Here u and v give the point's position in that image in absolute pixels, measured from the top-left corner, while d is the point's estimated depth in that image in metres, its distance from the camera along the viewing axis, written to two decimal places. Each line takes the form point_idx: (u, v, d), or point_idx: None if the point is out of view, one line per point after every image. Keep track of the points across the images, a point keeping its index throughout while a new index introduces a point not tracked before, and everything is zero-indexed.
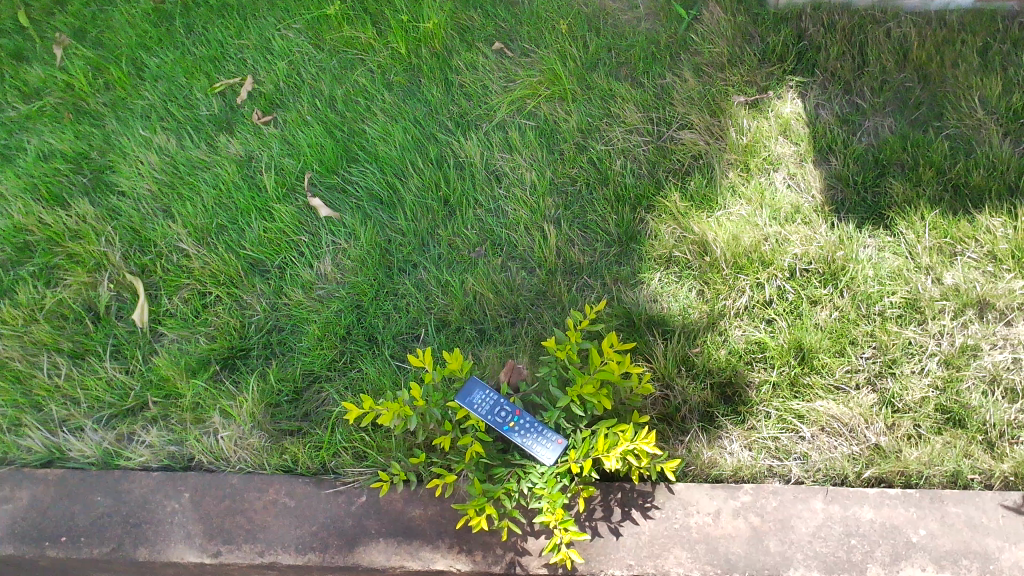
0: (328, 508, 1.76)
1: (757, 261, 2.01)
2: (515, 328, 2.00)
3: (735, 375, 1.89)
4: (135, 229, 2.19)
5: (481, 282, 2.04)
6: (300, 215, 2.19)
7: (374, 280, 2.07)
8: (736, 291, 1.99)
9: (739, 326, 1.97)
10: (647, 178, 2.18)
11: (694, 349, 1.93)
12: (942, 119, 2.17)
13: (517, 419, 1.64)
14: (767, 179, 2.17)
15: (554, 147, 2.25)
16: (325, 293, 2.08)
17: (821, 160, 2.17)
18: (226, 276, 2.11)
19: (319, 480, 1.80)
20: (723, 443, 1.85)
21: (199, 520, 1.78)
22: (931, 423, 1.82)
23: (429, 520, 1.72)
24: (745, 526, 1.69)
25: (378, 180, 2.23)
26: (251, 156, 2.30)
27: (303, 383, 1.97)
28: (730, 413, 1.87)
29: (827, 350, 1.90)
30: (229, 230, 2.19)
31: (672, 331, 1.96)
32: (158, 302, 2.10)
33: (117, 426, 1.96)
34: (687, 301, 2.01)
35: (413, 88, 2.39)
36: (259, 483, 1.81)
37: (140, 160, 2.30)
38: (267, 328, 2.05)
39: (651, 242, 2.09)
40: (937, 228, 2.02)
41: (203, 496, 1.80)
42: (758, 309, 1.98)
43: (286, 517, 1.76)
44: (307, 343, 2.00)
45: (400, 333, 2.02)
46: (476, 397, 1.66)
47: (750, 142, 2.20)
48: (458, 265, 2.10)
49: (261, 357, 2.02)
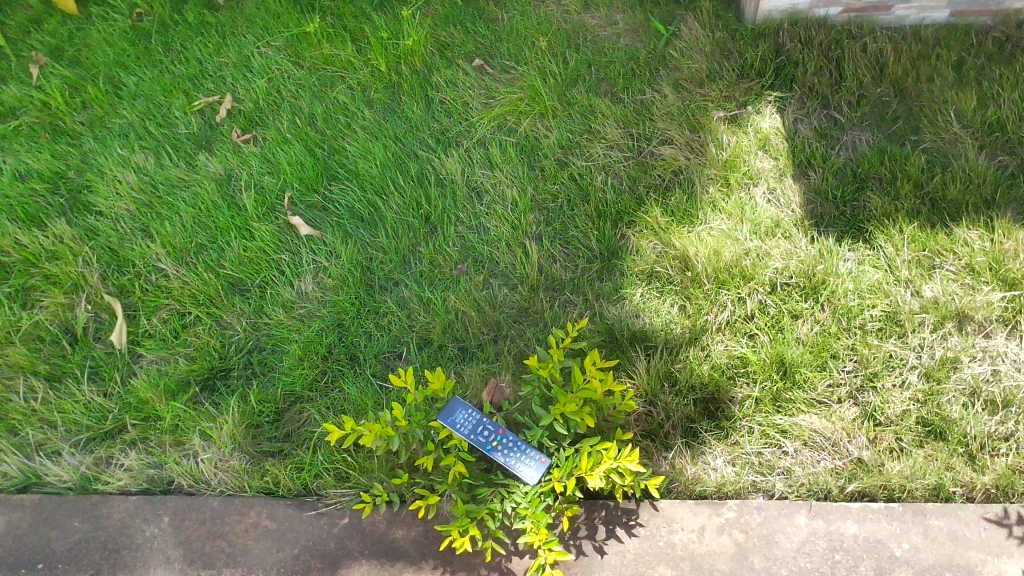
0: (311, 530, 1.74)
1: (738, 276, 2.02)
2: (498, 345, 2.00)
3: (718, 390, 1.90)
4: (113, 250, 2.18)
5: (464, 300, 2.04)
6: (280, 233, 2.18)
7: (355, 299, 2.07)
8: (718, 306, 2.00)
9: (722, 341, 1.97)
10: (628, 194, 2.19)
11: (676, 365, 1.93)
12: (918, 133, 2.19)
13: (500, 438, 1.62)
14: (747, 194, 2.19)
15: (534, 164, 2.26)
16: (306, 312, 2.07)
17: (800, 174, 2.19)
18: (206, 296, 2.09)
19: (301, 502, 1.79)
20: (707, 459, 1.84)
21: (179, 544, 1.75)
22: (913, 436, 1.82)
23: (413, 541, 1.70)
24: (729, 542, 1.69)
25: (359, 199, 2.22)
26: (231, 175, 2.29)
27: (284, 404, 1.95)
28: (713, 429, 1.87)
29: (809, 364, 1.91)
30: (208, 249, 2.17)
31: (655, 346, 1.96)
32: (137, 323, 2.08)
33: (95, 449, 1.93)
34: (669, 316, 2.01)
35: (394, 105, 2.38)
36: (240, 507, 1.79)
37: (119, 180, 2.28)
38: (247, 348, 2.03)
39: (633, 257, 2.09)
40: (916, 241, 2.04)
41: (183, 520, 1.78)
42: (740, 323, 1.99)
43: (267, 540, 1.74)
44: (288, 363, 1.98)
45: (382, 352, 2.01)
46: (459, 416, 1.65)
47: (729, 157, 2.22)
48: (440, 282, 2.09)
49: (242, 377, 2.00)
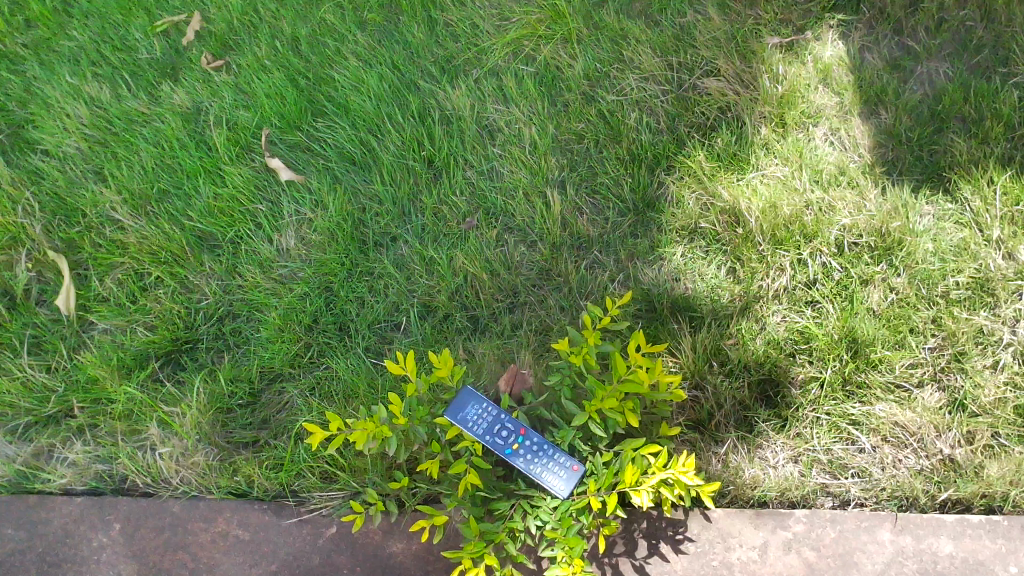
0: (291, 542, 1.44)
1: (799, 234, 1.74)
2: (515, 315, 1.71)
3: (777, 370, 1.61)
4: (60, 197, 1.85)
5: (474, 261, 1.73)
6: (257, 177, 1.84)
7: (345, 258, 1.75)
8: (775, 270, 1.73)
9: (778, 311, 1.70)
10: (667, 134, 1.89)
11: (728, 341, 1.65)
12: (1010, 64, 1.86)
13: (522, 440, 1.28)
14: (806, 136, 1.88)
15: (556, 97, 1.93)
16: (287, 273, 1.76)
17: (869, 113, 1.88)
18: (168, 253, 1.77)
19: (279, 507, 1.47)
20: (765, 455, 1.56)
21: (132, 558, 1.46)
22: (1011, 430, 1.54)
23: (414, 557, 1.41)
24: (798, 563, 1.38)
25: (349, 137, 1.88)
26: (199, 108, 1.94)
27: (261, 384, 1.64)
28: (772, 418, 1.59)
29: (886, 342, 1.62)
30: (172, 197, 1.84)
31: (701, 318, 1.69)
32: (88, 286, 1.76)
33: (37, 438, 1.61)
34: (715, 281, 1.73)
35: (391, 28, 2.01)
36: (206, 512, 1.48)
37: (67, 114, 1.94)
38: (218, 316, 1.72)
39: (673, 211, 1.81)
40: (1009, 194, 1.74)
41: (137, 527, 1.47)
42: (801, 291, 1.70)
43: (238, 553, 1.44)
44: (265, 335, 1.68)
45: (377, 322, 1.71)
46: (471, 412, 1.30)
47: (786, 92, 1.89)
48: (445, 238, 1.79)
49: (212, 351, 1.70)
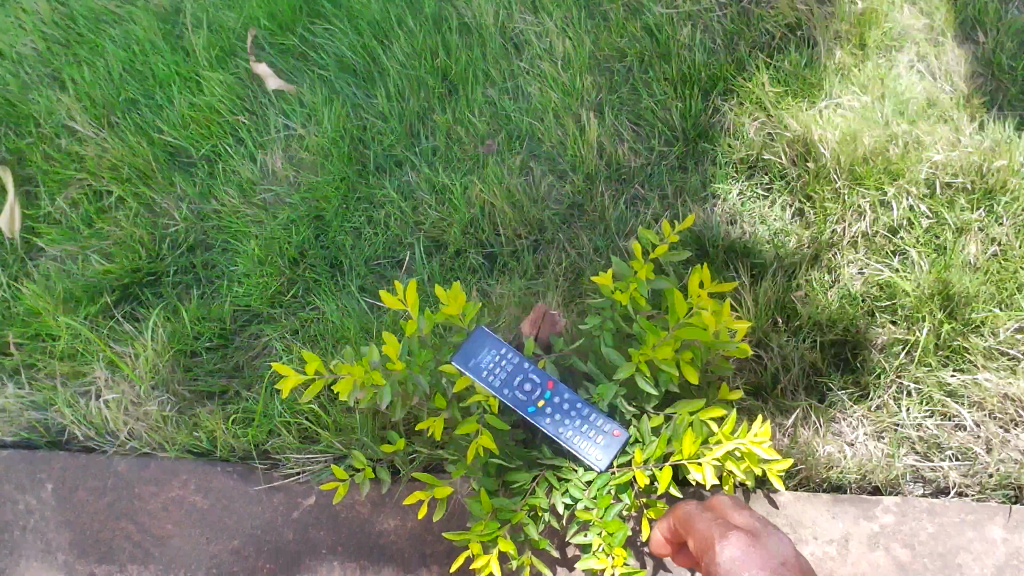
0: (258, 514, 1.18)
1: (881, 169, 1.44)
2: (540, 255, 1.44)
3: (855, 330, 1.34)
4: (9, 101, 1.57)
5: (494, 189, 1.45)
6: (239, 86, 1.56)
7: (341, 182, 1.48)
8: (852, 212, 1.44)
9: (854, 262, 1.41)
10: (725, 57, 1.58)
11: (797, 294, 1.38)
12: None
13: (549, 396, 1.01)
14: (888, 62, 1.58)
15: (596, 7, 1.62)
16: (272, 198, 1.48)
17: (962, 39, 1.59)
18: (131, 169, 1.50)
19: (247, 471, 1.21)
20: (841, 431, 1.28)
21: (63, 526, 1.20)
22: None
23: (410, 537, 1.14)
24: (887, 563, 1.11)
25: (351, 45, 1.59)
26: (177, 8, 1.64)
27: (234, 325, 1.38)
28: (848, 386, 1.32)
29: (990, 299, 1.34)
30: (141, 107, 1.56)
31: (763, 266, 1.41)
32: (37, 205, 1.49)
33: None
34: (780, 225, 1.46)
35: None
36: (158, 473, 1.21)
37: (22, 8, 1.65)
38: (187, 245, 1.46)
39: (730, 141, 1.53)
40: None
41: (73, 489, 1.21)
42: (882, 238, 1.42)
43: (194, 525, 1.18)
44: (242, 268, 1.41)
45: (375, 258, 1.44)
46: (485, 360, 1.03)
47: (866, 10, 1.59)
48: (459, 164, 1.51)
49: (178, 286, 1.43)
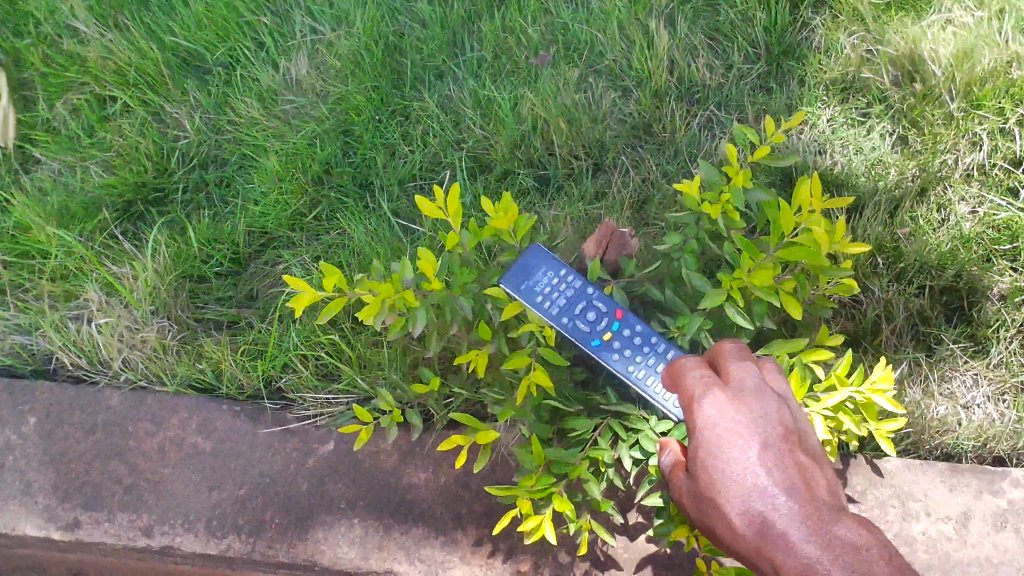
0: (268, 460, 1.02)
1: (1004, 90, 1.23)
2: (600, 180, 1.24)
3: (971, 275, 1.13)
4: None
5: (548, 103, 1.26)
6: None
7: (373, 93, 1.29)
8: (966, 141, 1.22)
9: (965, 198, 1.20)
10: None
11: (901, 231, 1.16)
12: None
13: (617, 327, 0.83)
14: None
15: None
16: (295, 110, 1.31)
17: None
18: (138, 73, 1.33)
19: (257, 411, 1.06)
20: (956, 392, 1.09)
21: (46, 466, 1.04)
22: None
23: (442, 494, 0.98)
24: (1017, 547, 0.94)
25: None
26: None
27: (248, 250, 1.21)
28: (962, 340, 1.12)
29: None
30: (152, 6, 1.38)
31: (859, 200, 1.19)
32: (35, 112, 1.33)
33: None
34: (879, 152, 1.24)
35: None
36: (155, 408, 1.06)
37: None
38: (198, 160, 1.29)
39: (822, 59, 1.31)
40: None
41: (59, 424, 1.06)
42: (1001, 172, 1.21)
43: (194, 471, 1.02)
44: (260, 186, 1.24)
45: (410, 180, 1.25)
46: (542, 283, 0.84)
47: None
48: (508, 76, 1.31)
49: (188, 206, 1.26)
